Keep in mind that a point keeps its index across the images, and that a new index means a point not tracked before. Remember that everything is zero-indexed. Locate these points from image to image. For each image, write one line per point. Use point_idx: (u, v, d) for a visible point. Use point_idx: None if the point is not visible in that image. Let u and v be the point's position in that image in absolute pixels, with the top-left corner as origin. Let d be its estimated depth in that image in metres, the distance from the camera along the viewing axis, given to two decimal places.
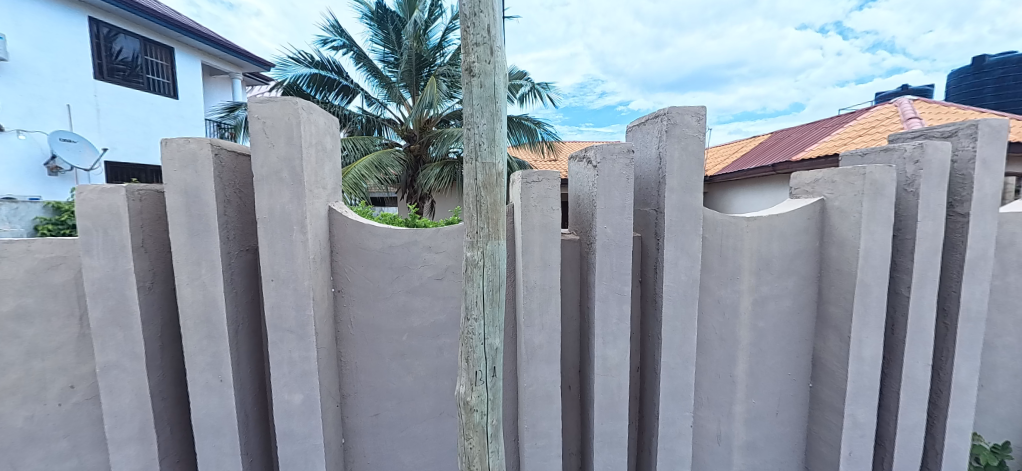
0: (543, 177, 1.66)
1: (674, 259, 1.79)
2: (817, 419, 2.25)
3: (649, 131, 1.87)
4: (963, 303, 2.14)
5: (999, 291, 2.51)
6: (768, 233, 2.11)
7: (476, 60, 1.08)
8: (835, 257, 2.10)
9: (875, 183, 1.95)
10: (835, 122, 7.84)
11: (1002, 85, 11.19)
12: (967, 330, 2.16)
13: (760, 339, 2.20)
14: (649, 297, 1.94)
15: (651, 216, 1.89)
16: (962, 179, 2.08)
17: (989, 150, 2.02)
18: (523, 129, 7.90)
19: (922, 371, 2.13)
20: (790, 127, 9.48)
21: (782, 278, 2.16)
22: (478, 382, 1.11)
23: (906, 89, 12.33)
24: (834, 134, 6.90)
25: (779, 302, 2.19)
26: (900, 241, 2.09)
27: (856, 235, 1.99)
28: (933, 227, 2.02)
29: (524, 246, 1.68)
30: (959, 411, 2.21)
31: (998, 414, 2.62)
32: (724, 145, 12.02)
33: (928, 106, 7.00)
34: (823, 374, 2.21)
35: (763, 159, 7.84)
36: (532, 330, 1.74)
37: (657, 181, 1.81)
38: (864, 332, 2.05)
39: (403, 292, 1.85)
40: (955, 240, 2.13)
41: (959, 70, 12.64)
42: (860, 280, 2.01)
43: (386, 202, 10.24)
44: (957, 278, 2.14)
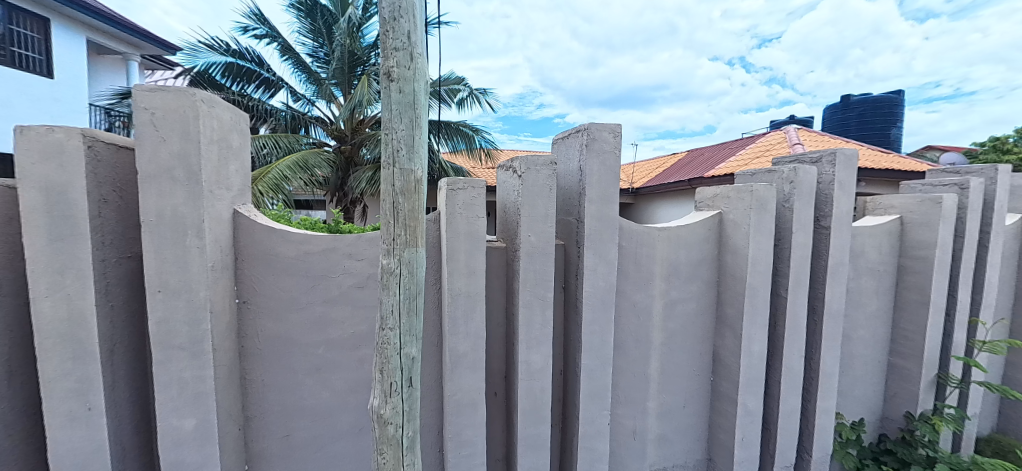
0: (469, 185, 1.68)
1: (593, 266, 1.90)
2: (717, 410, 2.50)
3: (571, 145, 1.97)
4: (828, 302, 2.53)
5: (855, 292, 3.01)
6: (676, 242, 2.32)
7: (396, 64, 1.06)
8: (730, 264, 2.37)
9: (760, 199, 2.24)
10: (739, 144, 8.86)
11: (862, 121, 13.54)
12: (830, 325, 2.55)
13: (670, 338, 2.40)
14: (571, 303, 2.03)
15: (573, 225, 1.98)
16: (826, 198, 2.46)
17: (845, 175, 2.42)
18: (461, 134, 7.92)
19: (798, 362, 2.47)
20: (703, 146, 10.52)
21: (688, 282, 2.39)
22: (393, 394, 1.08)
23: (793, 119, 14.41)
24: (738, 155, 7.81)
25: (686, 305, 2.41)
26: (780, 250, 2.42)
27: (746, 244, 2.27)
28: (804, 239, 2.38)
29: (449, 254, 1.67)
30: (826, 394, 2.61)
31: (855, 396, 3.12)
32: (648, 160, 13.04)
33: (809, 135, 8.21)
34: (722, 368, 2.47)
35: (681, 175, 8.62)
36: (457, 338, 1.73)
37: (578, 192, 1.91)
38: (752, 329, 2.33)
39: (320, 302, 1.75)
40: (821, 248, 2.52)
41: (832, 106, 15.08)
42: (749, 284, 2.29)
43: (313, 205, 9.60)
44: (823, 281, 2.52)
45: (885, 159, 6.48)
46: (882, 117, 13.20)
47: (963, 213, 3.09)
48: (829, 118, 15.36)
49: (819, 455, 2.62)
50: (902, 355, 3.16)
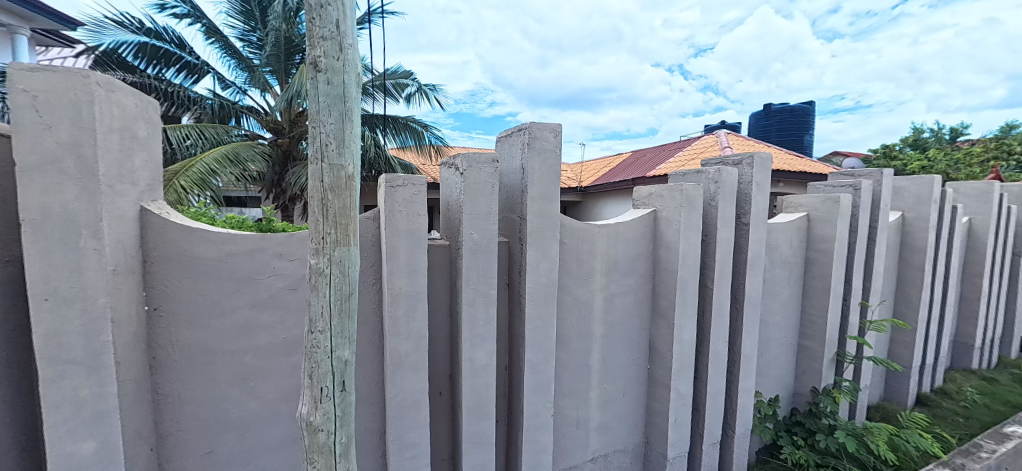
0: (409, 182, 1.64)
1: (536, 262, 1.94)
2: (653, 395, 2.66)
3: (514, 143, 1.99)
4: (748, 291, 2.79)
5: (771, 281, 3.33)
6: (615, 238, 2.43)
7: (323, 55, 1.01)
8: (664, 258, 2.53)
9: (690, 198, 2.41)
10: (677, 147, 9.44)
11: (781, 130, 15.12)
12: (750, 312, 2.81)
13: (610, 330, 2.51)
14: (515, 299, 2.05)
15: (516, 223, 2.00)
16: (745, 197, 2.70)
17: (761, 176, 2.67)
18: (409, 130, 7.70)
19: (722, 346, 2.69)
20: (646, 148, 11.08)
21: (626, 276, 2.52)
22: (323, 399, 1.03)
23: (724, 124, 15.63)
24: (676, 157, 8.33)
25: (625, 298, 2.54)
26: (707, 244, 2.62)
27: (677, 240, 2.43)
28: (727, 234, 2.59)
29: (389, 253, 1.62)
30: (747, 375, 2.87)
31: (772, 375, 3.47)
32: (595, 160, 13.52)
33: (737, 139, 8.95)
34: (657, 357, 2.62)
35: (625, 174, 9.03)
36: (398, 339, 1.68)
37: (521, 190, 1.93)
38: (683, 319, 2.51)
39: (247, 306, 1.62)
40: (742, 243, 2.76)
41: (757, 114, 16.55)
42: (680, 277, 2.46)
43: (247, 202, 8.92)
44: (743, 272, 2.77)
45: (799, 163, 7.23)
46: (795, 125, 14.78)
47: (858, 211, 3.53)
48: (754, 124, 16.86)
49: (741, 430, 2.89)
50: (810, 337, 3.56)
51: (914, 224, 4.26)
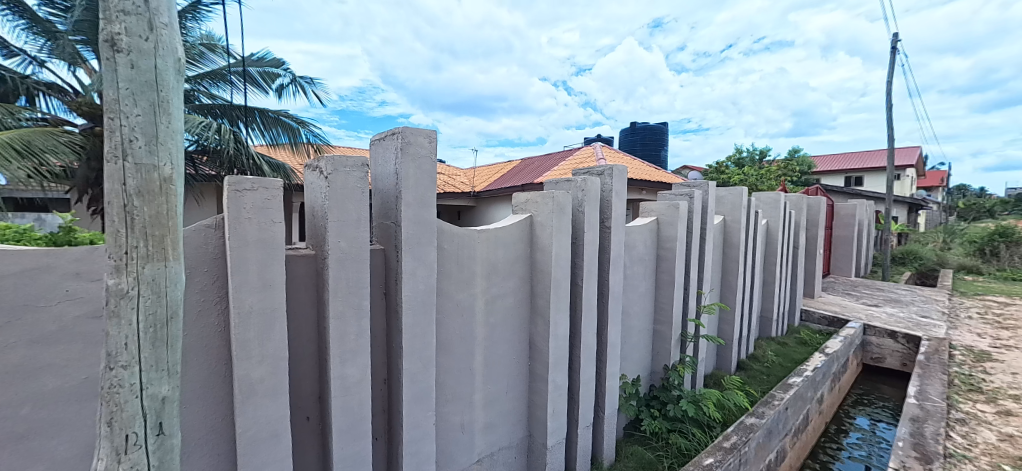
0: (260, 185, 1.45)
1: (412, 269, 1.90)
2: (534, 389, 2.82)
3: (387, 147, 1.92)
4: (612, 287, 3.15)
5: (631, 276, 3.84)
6: (495, 242, 2.52)
7: (124, 32, 0.83)
8: (540, 261, 2.71)
9: (560, 204, 2.63)
10: (562, 156, 10.24)
11: (644, 145, 17.96)
12: (613, 305, 3.18)
13: (492, 332, 2.59)
14: (392, 308, 1.97)
15: (391, 229, 1.93)
16: (607, 203, 3.06)
17: (619, 186, 3.06)
18: (282, 126, 6.84)
19: (591, 337, 3.00)
20: (534, 156, 11.76)
21: (505, 279, 2.63)
22: (129, 450, 0.85)
23: (600, 138, 17.52)
24: (559, 166, 9.02)
25: (505, 300, 2.64)
26: (577, 246, 2.89)
27: (550, 243, 2.63)
28: (592, 237, 2.91)
29: (234, 266, 1.41)
30: (612, 361, 3.25)
31: (634, 358, 3.99)
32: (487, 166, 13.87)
33: (609, 152, 10.09)
34: (537, 353, 2.78)
35: (514, 180, 9.45)
36: (249, 364, 1.48)
37: (395, 195, 1.87)
38: (558, 315, 2.72)
39: (22, 344, 1.24)
40: (605, 244, 3.12)
41: (625, 130, 18.94)
42: (554, 277, 2.66)
43: (49, 205, 6.92)
44: (607, 270, 3.12)
45: (656, 175, 8.47)
46: (654, 141, 17.87)
47: (693, 215, 4.28)
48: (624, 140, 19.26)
49: (609, 411, 3.25)
50: (661, 322, 4.19)
51: (732, 226, 5.34)
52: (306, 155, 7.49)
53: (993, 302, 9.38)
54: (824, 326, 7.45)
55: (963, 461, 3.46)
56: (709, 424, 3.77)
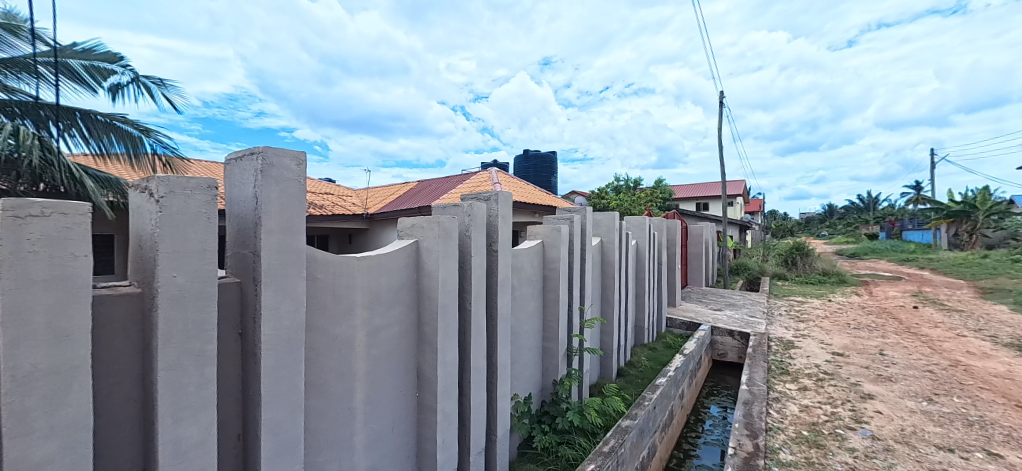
0: (56, 210, 1.16)
1: (274, 304, 1.69)
2: (423, 422, 2.70)
3: (245, 168, 1.72)
4: (500, 309, 3.24)
5: (520, 296, 4.01)
6: (377, 270, 2.40)
7: None
8: (426, 287, 2.66)
9: (446, 229, 2.63)
10: (459, 179, 10.34)
11: (537, 172, 19.34)
12: (501, 326, 3.26)
13: (375, 366, 2.44)
14: (249, 351, 1.72)
15: (248, 260, 1.71)
16: (493, 228, 3.18)
17: (504, 211, 3.21)
18: (116, 133, 5.60)
19: (481, 361, 3.02)
20: (430, 179, 11.67)
21: (389, 307, 2.51)
22: None
23: (496, 163, 18.25)
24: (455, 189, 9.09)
25: (389, 330, 2.52)
26: (464, 270, 2.92)
27: (437, 268, 2.60)
28: (479, 261, 2.97)
29: (9, 314, 1.10)
30: (503, 382, 3.31)
31: (525, 376, 4.12)
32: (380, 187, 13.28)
33: (504, 176, 10.53)
34: (425, 383, 2.69)
35: (409, 203, 9.20)
36: (30, 441, 1.14)
37: (254, 222, 1.66)
38: (446, 341, 2.67)
39: None
40: (493, 267, 3.21)
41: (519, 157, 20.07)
42: (441, 303, 2.62)
43: None
44: (495, 292, 3.21)
45: (546, 199, 9.09)
46: (545, 169, 19.42)
47: (574, 237, 4.69)
48: (518, 166, 20.36)
49: (501, 432, 3.28)
50: (549, 339, 4.43)
51: (608, 246, 5.99)
52: (152, 170, 6.22)
53: (794, 301, 12.06)
54: (684, 330, 8.70)
55: (778, 433, 4.30)
56: (593, 431, 4.05)
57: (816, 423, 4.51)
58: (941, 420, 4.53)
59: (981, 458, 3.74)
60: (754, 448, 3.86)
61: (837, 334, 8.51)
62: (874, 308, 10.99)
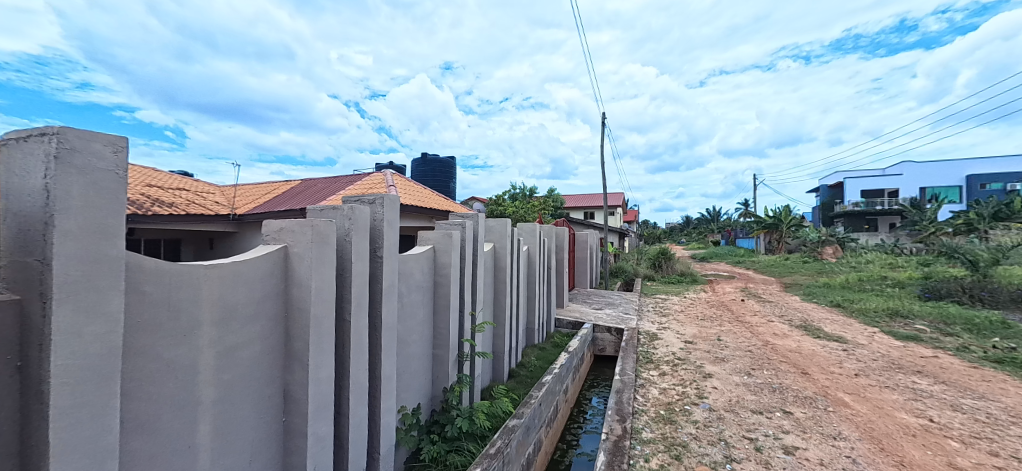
0: None
1: (74, 327, 1.34)
2: (290, 450, 2.41)
3: (30, 151, 1.34)
4: (384, 318, 3.08)
5: (408, 303, 3.87)
6: (231, 280, 2.08)
7: None
8: (296, 297, 2.38)
9: (322, 234, 2.39)
10: (348, 180, 9.62)
11: (434, 176, 19.09)
12: (385, 336, 3.09)
13: (226, 392, 2.10)
14: (33, 388, 1.33)
15: (35, 271, 1.33)
16: (378, 232, 3.01)
17: (390, 215, 3.07)
18: None
19: (362, 375, 2.82)
20: (315, 178, 10.64)
21: (248, 323, 2.20)
22: None
23: (392, 165, 17.50)
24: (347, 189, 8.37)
25: (247, 349, 2.19)
26: (343, 278, 2.71)
27: (309, 276, 2.35)
28: (361, 267, 2.78)
29: None
30: (387, 395, 3.14)
31: (413, 386, 3.99)
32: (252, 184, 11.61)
33: (400, 178, 10.09)
34: (293, 405, 2.41)
35: (288, 204, 8.21)
36: None
37: (43, 223, 1.30)
38: (319, 357, 2.42)
39: None
40: (377, 273, 3.04)
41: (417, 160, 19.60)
42: (314, 315, 2.37)
43: None
44: (379, 301, 3.04)
45: (442, 204, 8.98)
46: (444, 174, 19.33)
47: (465, 243, 4.72)
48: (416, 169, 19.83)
49: (384, 449, 3.12)
50: (439, 346, 4.36)
51: (500, 251, 6.17)
52: None
53: (659, 299, 13.96)
54: (570, 329, 9.40)
55: (642, 415, 4.90)
56: (482, 434, 4.09)
57: (670, 402, 5.25)
58: (755, 389, 5.69)
59: (780, 416, 4.78)
60: (622, 431, 4.33)
61: (689, 325, 10.08)
62: (715, 302, 13.29)
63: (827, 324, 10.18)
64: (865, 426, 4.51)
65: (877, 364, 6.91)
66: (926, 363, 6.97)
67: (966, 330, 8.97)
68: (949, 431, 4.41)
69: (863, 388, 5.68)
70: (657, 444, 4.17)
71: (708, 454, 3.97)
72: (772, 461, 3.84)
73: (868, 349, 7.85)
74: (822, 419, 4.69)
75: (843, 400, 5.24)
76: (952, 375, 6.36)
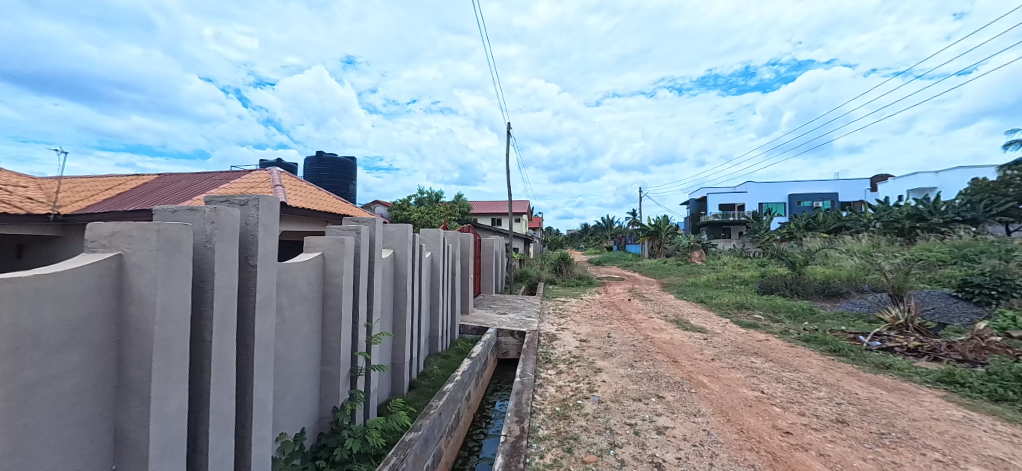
0: None
1: None
2: None
3: None
4: (258, 336, 2.72)
5: (289, 317, 3.47)
6: (31, 299, 1.64)
7: None
8: (133, 317, 1.97)
9: (171, 240, 2.02)
10: (222, 177, 8.34)
11: (331, 177, 17.63)
12: (259, 356, 2.73)
13: (21, 444, 1.64)
14: None
15: None
16: (250, 238, 2.65)
17: (266, 218, 2.72)
18: None
19: (227, 403, 2.45)
20: (178, 172, 9.00)
21: (60, 352, 1.75)
22: None
23: (279, 162, 15.70)
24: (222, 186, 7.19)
25: (58, 385, 1.75)
26: (202, 292, 2.33)
27: (153, 291, 1.96)
28: (227, 278, 2.42)
29: None
30: (260, 423, 2.77)
31: (295, 410, 3.59)
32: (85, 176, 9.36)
33: (289, 177, 9.01)
34: (128, 449, 1.98)
35: (137, 202, 6.80)
36: None
37: None
38: (167, 387, 2.02)
39: None
40: (248, 286, 2.67)
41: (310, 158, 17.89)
42: (159, 337, 1.98)
43: None
44: (251, 316, 2.67)
45: (337, 207, 8.27)
46: (342, 175, 17.95)
47: (360, 250, 4.39)
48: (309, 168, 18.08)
49: None
50: (328, 362, 3.99)
51: (401, 257, 5.92)
52: None
53: (559, 301, 14.79)
54: (474, 335, 9.41)
55: (539, 413, 5.12)
56: (376, 453, 3.84)
57: (565, 398, 5.58)
58: (637, 378, 6.36)
59: (654, 401, 5.42)
60: (520, 431, 4.46)
61: (584, 325, 10.86)
62: (607, 303, 14.55)
63: (694, 317, 11.88)
64: (717, 402, 5.36)
65: (728, 349, 8.26)
66: (762, 345, 8.55)
67: (789, 317, 11.23)
68: (774, 399, 5.46)
69: (717, 370, 6.74)
70: (552, 440, 4.39)
71: (595, 443, 4.31)
72: (647, 442, 4.32)
73: (722, 337, 9.35)
74: (687, 400, 5.45)
75: (703, 382, 6.15)
76: (778, 354, 7.90)
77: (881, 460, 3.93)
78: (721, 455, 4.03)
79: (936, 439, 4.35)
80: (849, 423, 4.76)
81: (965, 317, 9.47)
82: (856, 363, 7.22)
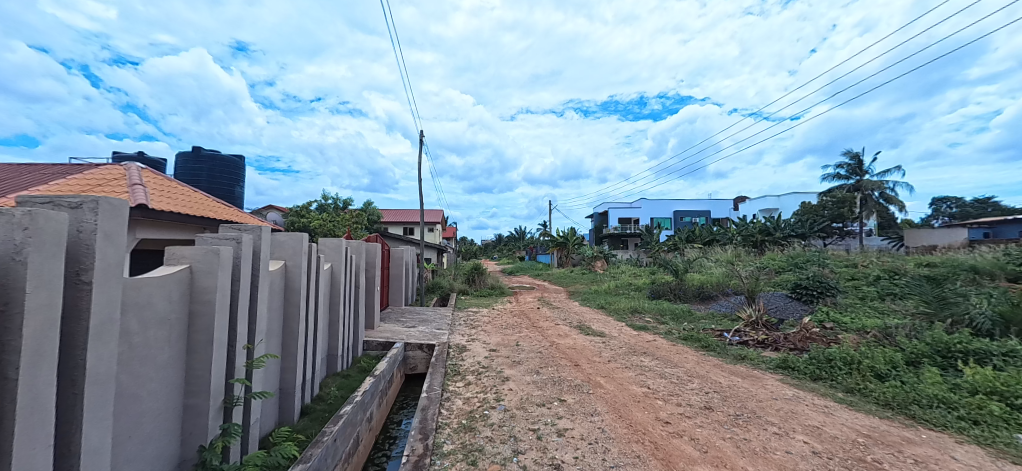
0: None
1: None
2: None
3: None
4: (92, 368, 2.21)
5: (137, 344, 2.88)
6: None
7: None
8: None
9: None
10: (55, 170, 6.71)
11: (211, 176, 15.41)
12: (94, 394, 2.22)
13: None
14: None
15: None
16: (85, 249, 2.16)
17: (108, 226, 2.24)
18: None
19: (41, 455, 1.94)
20: None
21: None
22: None
23: (140, 156, 13.28)
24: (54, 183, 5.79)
25: None
26: (7, 317, 1.83)
27: None
28: (44, 299, 1.93)
29: None
30: None
31: (142, 455, 2.98)
32: None
33: (151, 174, 7.58)
34: None
35: None
36: None
37: None
38: None
39: None
40: (80, 308, 2.17)
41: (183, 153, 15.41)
42: None
43: None
44: (83, 345, 2.18)
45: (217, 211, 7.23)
46: (225, 175, 15.78)
47: (239, 261, 3.85)
48: (182, 165, 15.57)
49: None
50: (194, 394, 3.41)
51: (293, 270, 5.34)
52: None
53: (470, 312, 14.74)
54: (379, 351, 8.88)
55: (444, 428, 5.00)
56: None
57: (472, 410, 5.55)
58: (542, 384, 6.62)
59: (557, 404, 5.69)
60: (423, 449, 4.30)
61: (494, 335, 10.97)
62: (516, 311, 14.92)
63: (595, 322, 12.78)
64: (611, 400, 5.82)
65: (622, 350, 9.06)
66: (651, 345, 9.54)
67: (672, 319, 12.71)
68: (658, 393, 6.12)
69: (613, 371, 7.34)
70: (456, 455, 4.31)
71: (499, 453, 4.34)
72: (548, 445, 4.50)
73: (618, 339, 10.22)
74: (585, 401, 5.82)
75: (600, 383, 6.63)
76: (663, 352, 8.89)
77: (736, 438, 4.64)
78: (613, 450, 4.37)
79: (774, 415, 5.28)
80: (713, 408, 5.53)
81: (796, 313, 11.74)
82: (721, 356, 8.44)
